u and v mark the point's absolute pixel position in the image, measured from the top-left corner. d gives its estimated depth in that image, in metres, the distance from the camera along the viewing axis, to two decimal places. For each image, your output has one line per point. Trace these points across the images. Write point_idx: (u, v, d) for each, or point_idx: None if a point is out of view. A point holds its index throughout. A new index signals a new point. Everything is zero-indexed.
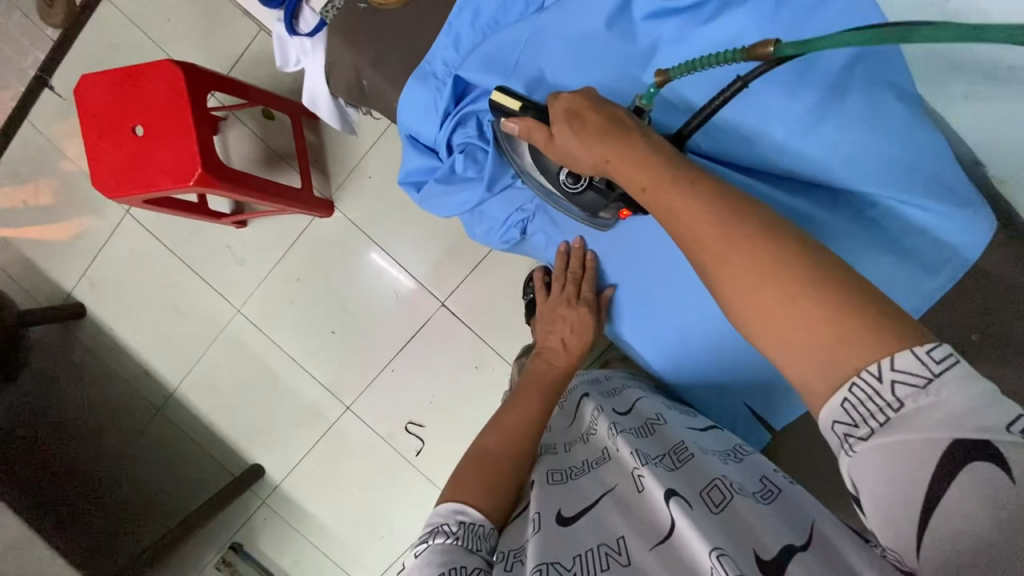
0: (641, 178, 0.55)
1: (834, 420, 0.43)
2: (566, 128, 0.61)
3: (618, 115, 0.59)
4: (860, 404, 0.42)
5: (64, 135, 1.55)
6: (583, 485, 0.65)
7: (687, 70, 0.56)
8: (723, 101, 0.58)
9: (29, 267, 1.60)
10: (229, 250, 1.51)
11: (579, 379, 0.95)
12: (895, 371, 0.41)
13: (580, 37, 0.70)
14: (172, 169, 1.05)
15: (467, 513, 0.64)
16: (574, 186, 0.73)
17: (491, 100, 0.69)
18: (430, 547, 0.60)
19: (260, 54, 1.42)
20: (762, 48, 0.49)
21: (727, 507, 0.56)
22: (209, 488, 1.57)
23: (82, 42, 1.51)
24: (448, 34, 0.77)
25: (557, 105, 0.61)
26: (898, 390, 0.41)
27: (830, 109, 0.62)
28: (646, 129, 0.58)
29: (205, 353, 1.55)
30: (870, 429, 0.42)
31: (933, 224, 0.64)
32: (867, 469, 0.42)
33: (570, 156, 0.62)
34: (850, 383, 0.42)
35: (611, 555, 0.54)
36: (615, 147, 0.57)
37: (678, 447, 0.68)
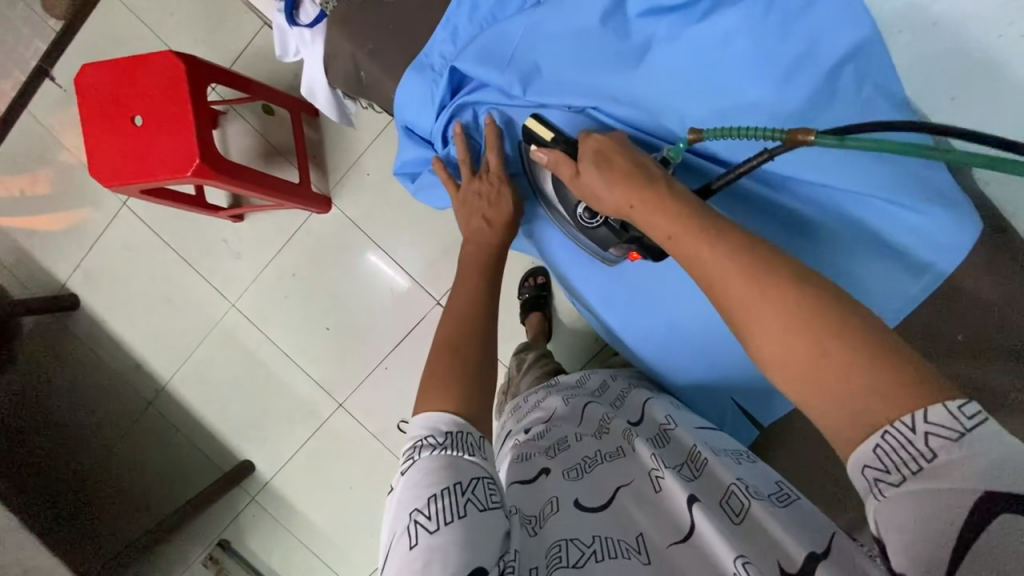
0: (666, 228, 0.56)
1: (863, 463, 0.41)
2: (591, 167, 0.63)
3: (644, 163, 0.61)
4: (892, 450, 0.40)
5: (63, 125, 1.55)
6: (602, 478, 0.65)
7: (721, 134, 0.59)
8: (747, 170, 0.61)
9: (24, 257, 1.60)
10: (225, 244, 1.51)
11: (585, 384, 0.94)
12: (930, 423, 0.39)
13: (576, 32, 0.70)
14: (171, 159, 1.06)
15: (452, 422, 0.58)
16: (591, 222, 0.74)
17: (524, 128, 0.72)
18: (416, 464, 0.55)
19: (262, 49, 1.43)
20: (801, 134, 0.53)
21: (747, 516, 0.56)
22: (197, 485, 1.56)
23: (84, 33, 1.51)
24: (446, 26, 0.77)
25: (587, 144, 0.64)
26: (931, 441, 0.39)
27: (818, 108, 0.63)
28: (670, 178, 0.59)
29: (198, 347, 1.54)
30: (902, 476, 0.39)
31: (919, 225, 0.65)
32: (896, 516, 0.39)
33: (593, 196, 0.64)
34: (882, 431, 0.40)
35: (631, 551, 0.54)
36: (641, 195, 0.58)
37: (694, 453, 0.68)
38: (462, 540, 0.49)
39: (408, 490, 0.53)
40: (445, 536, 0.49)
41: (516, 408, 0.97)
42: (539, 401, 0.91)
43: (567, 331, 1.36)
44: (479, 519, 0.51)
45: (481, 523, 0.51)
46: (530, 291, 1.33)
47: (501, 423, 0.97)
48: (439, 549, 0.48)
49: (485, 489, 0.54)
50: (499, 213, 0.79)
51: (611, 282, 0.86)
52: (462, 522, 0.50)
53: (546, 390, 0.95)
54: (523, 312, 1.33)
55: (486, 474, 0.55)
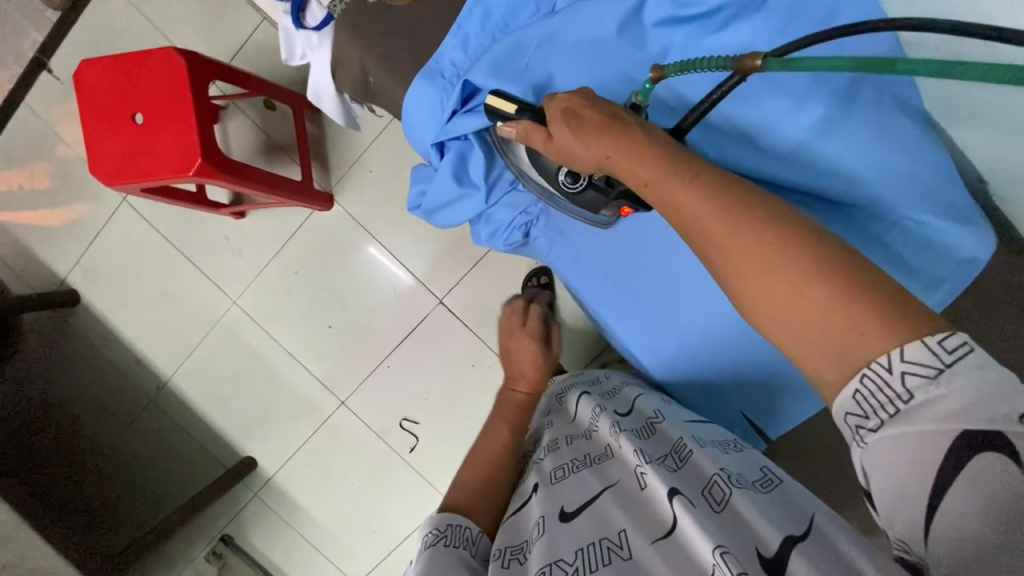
0: (642, 173, 0.52)
1: (846, 411, 0.41)
2: (562, 127, 0.57)
3: (616, 112, 0.55)
4: (871, 395, 0.40)
5: (61, 119, 1.53)
6: (586, 479, 0.65)
7: (683, 69, 0.55)
8: (720, 96, 0.56)
9: (24, 252, 1.59)
10: (227, 241, 1.49)
11: (578, 380, 0.94)
12: (905, 362, 0.39)
13: (592, 43, 0.69)
14: (173, 157, 1.04)
15: (457, 519, 0.66)
16: (574, 186, 0.71)
17: (486, 104, 0.67)
18: (421, 551, 0.61)
19: (263, 44, 1.40)
20: (750, 60, 0.50)
21: (728, 503, 0.55)
22: (201, 481, 1.56)
23: (82, 25, 1.49)
24: (457, 34, 0.76)
25: (553, 105, 0.57)
26: (909, 381, 0.39)
27: (839, 119, 0.63)
28: (645, 123, 0.54)
29: (199, 344, 1.54)
30: (880, 420, 0.40)
31: (933, 235, 0.65)
32: (878, 461, 0.40)
33: (569, 155, 0.58)
34: (860, 374, 0.41)
35: (613, 550, 0.53)
36: (617, 143, 0.53)
37: (679, 444, 0.67)
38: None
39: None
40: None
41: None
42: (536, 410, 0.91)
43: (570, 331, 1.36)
44: None
45: None
46: (534, 291, 1.32)
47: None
48: None
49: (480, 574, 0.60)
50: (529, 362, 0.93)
51: (606, 279, 0.85)
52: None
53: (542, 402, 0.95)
54: None
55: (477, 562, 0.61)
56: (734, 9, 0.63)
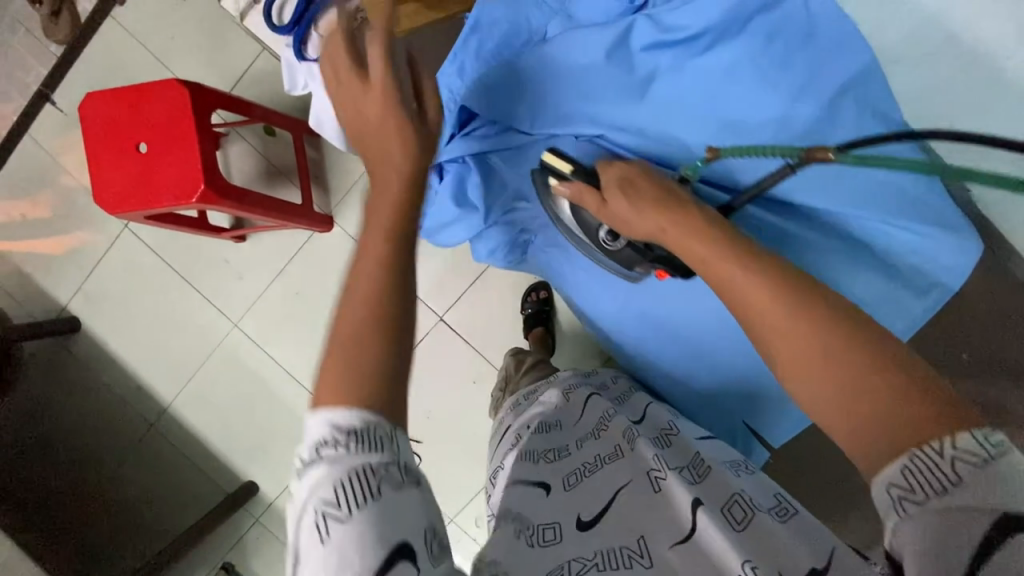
0: (698, 250, 0.56)
1: (890, 481, 0.41)
2: (618, 194, 0.66)
3: (670, 187, 0.63)
4: (920, 472, 0.40)
5: (65, 148, 1.56)
6: (598, 484, 0.64)
7: (739, 152, 0.63)
8: (773, 181, 0.63)
9: (25, 281, 1.60)
10: (228, 264, 1.51)
11: (588, 378, 0.92)
12: (956, 448, 0.39)
13: (583, 68, 0.72)
14: (176, 185, 1.06)
15: (351, 416, 0.46)
16: (612, 244, 0.75)
17: (543, 159, 0.75)
18: (315, 460, 0.45)
19: (263, 73, 1.44)
20: (820, 152, 0.55)
21: (750, 524, 0.53)
22: (201, 507, 1.54)
23: (86, 58, 1.52)
24: (453, 62, 0.77)
25: (609, 173, 0.68)
26: (959, 467, 0.39)
27: (823, 134, 0.65)
28: (696, 200, 0.62)
29: (200, 367, 1.54)
30: (926, 496, 0.39)
31: (921, 245, 0.67)
32: (917, 533, 0.38)
33: (623, 220, 0.67)
34: (910, 454, 0.40)
35: (635, 557, 0.53)
36: (672, 217, 0.60)
37: (697, 459, 0.66)
38: (377, 546, 0.43)
39: (308, 498, 0.45)
40: (357, 552, 0.43)
41: (515, 405, 0.95)
42: (542, 402, 0.87)
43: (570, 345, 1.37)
44: (389, 512, 0.44)
45: (393, 512, 0.44)
46: (533, 307, 1.35)
47: (501, 418, 0.96)
48: (348, 550, 0.43)
49: (407, 475, 0.46)
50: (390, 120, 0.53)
51: (609, 301, 0.87)
52: (379, 532, 0.43)
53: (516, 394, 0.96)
54: (526, 326, 1.34)
55: (402, 458, 0.47)
56: (716, 34, 0.66)
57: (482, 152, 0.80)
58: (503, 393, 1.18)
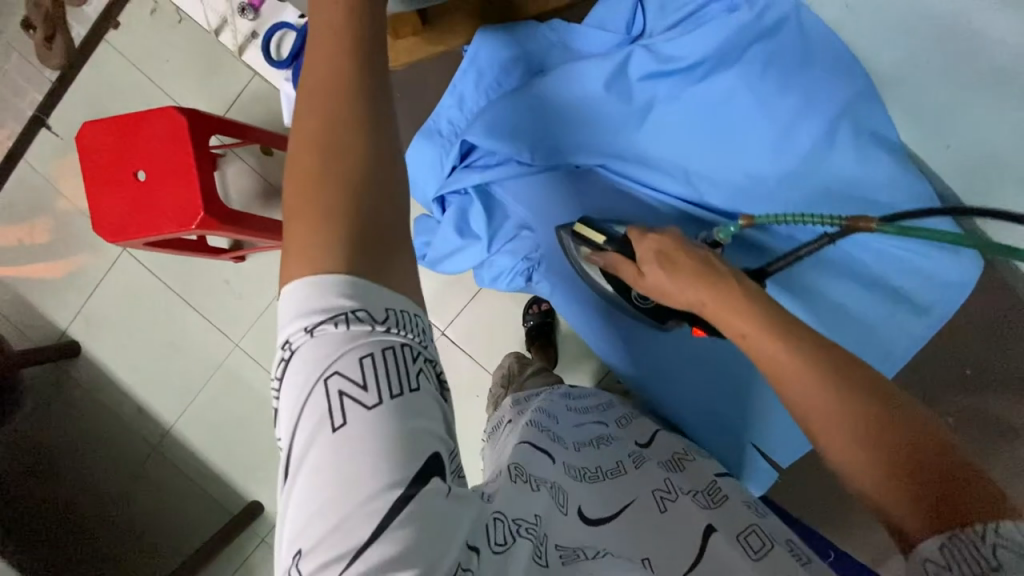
0: (741, 326, 0.58)
1: (925, 554, 0.43)
2: (656, 267, 0.66)
3: (709, 260, 0.63)
4: (959, 550, 0.41)
5: (61, 173, 1.56)
6: (605, 490, 0.62)
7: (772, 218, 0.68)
8: (811, 250, 0.68)
9: (24, 306, 1.59)
10: (227, 284, 1.51)
11: (591, 396, 0.87)
12: (1001, 535, 0.40)
13: (584, 99, 0.76)
14: (175, 212, 1.06)
15: (378, 301, 0.43)
16: (645, 303, 0.78)
17: (574, 231, 0.76)
18: (335, 328, 0.41)
19: (259, 93, 1.44)
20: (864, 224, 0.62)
21: (767, 554, 0.56)
22: (205, 529, 1.53)
23: (80, 82, 1.52)
24: (453, 94, 0.79)
25: (646, 244, 0.68)
26: (999, 553, 0.40)
27: (817, 158, 0.70)
28: (736, 271, 0.62)
29: (202, 388, 1.53)
30: (962, 573, 0.40)
31: (919, 263, 0.72)
32: None
33: (660, 291, 0.67)
34: (950, 533, 0.42)
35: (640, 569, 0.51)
36: (712, 291, 0.61)
37: (713, 485, 0.68)
38: (404, 446, 0.41)
39: (326, 367, 0.41)
40: (384, 445, 0.40)
41: (516, 400, 0.90)
42: (543, 398, 0.83)
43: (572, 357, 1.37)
44: (416, 410, 0.42)
45: (421, 412, 0.42)
46: (534, 319, 1.35)
47: (500, 413, 0.90)
48: (367, 435, 0.40)
49: (436, 381, 0.45)
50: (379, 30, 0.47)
51: (611, 323, 0.87)
52: (411, 427, 0.41)
53: (506, 403, 0.93)
54: (528, 339, 1.35)
55: (434, 357, 0.45)
56: (710, 64, 0.71)
57: (483, 182, 0.80)
58: (504, 390, 1.17)
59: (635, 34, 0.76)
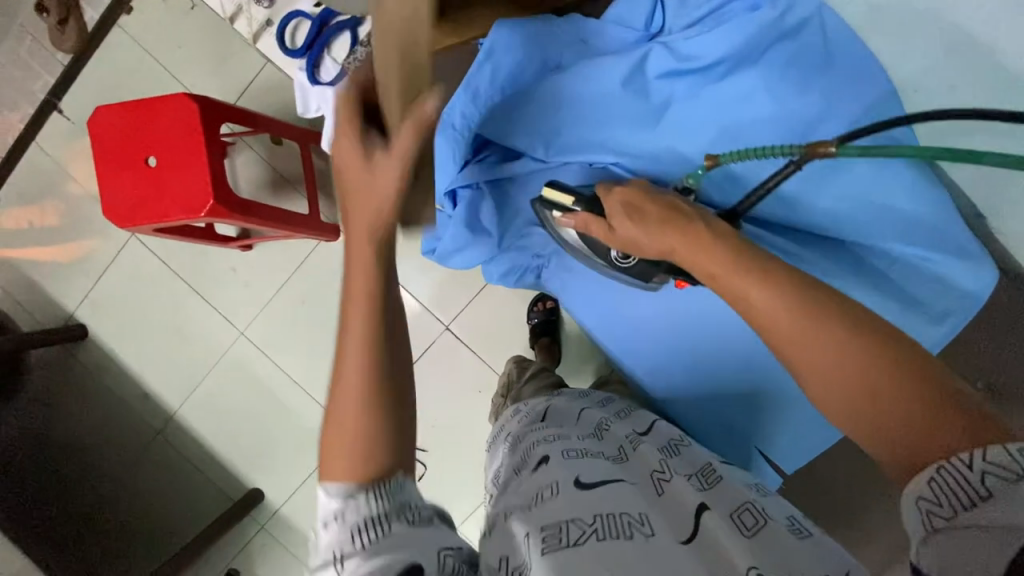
0: (709, 267, 0.53)
1: (918, 494, 0.40)
2: (624, 219, 0.63)
3: (676, 205, 0.60)
4: (948, 486, 0.38)
5: (72, 157, 1.56)
6: (602, 464, 0.62)
7: (738, 157, 0.62)
8: (777, 181, 0.61)
9: (32, 288, 1.60)
10: (234, 273, 1.51)
11: (590, 396, 0.89)
12: (987, 461, 0.37)
13: (600, 96, 0.74)
14: (186, 199, 1.06)
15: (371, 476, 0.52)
16: (625, 261, 0.74)
17: (543, 196, 0.75)
18: (336, 517, 0.50)
19: (270, 82, 1.44)
20: (821, 147, 0.55)
21: (760, 531, 0.52)
22: (206, 514, 1.55)
23: (93, 67, 1.52)
24: (466, 88, 0.72)
25: (613, 199, 0.65)
26: (989, 481, 0.37)
27: (840, 163, 0.67)
28: (704, 213, 0.58)
29: (207, 375, 1.54)
30: (954, 510, 0.37)
31: (935, 269, 0.69)
32: (946, 549, 0.36)
33: (631, 244, 0.64)
34: (938, 465, 0.40)
35: (634, 525, 0.51)
36: (678, 237, 0.57)
37: (707, 467, 0.66)
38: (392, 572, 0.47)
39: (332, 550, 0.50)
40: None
41: (516, 411, 0.90)
42: (553, 397, 0.87)
43: (577, 355, 1.37)
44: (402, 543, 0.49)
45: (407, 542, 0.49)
46: (539, 316, 1.34)
47: (499, 425, 0.90)
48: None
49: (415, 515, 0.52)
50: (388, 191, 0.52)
51: (611, 312, 0.87)
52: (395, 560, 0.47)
53: (507, 413, 0.95)
54: (532, 336, 1.35)
55: (414, 501, 0.53)
56: (729, 64, 0.70)
57: (495, 178, 0.80)
58: (504, 398, 1.18)
59: (653, 31, 0.74)
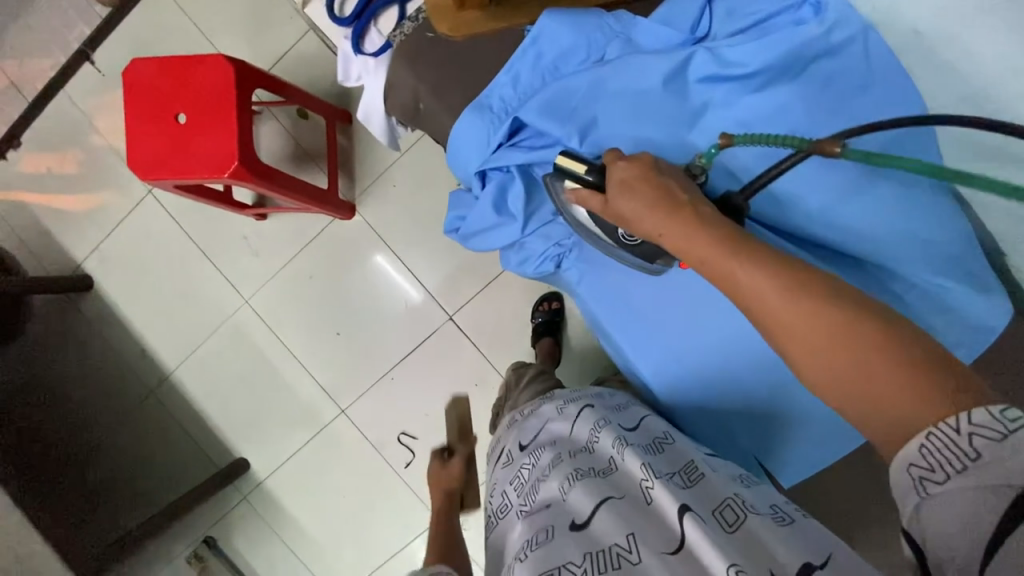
0: (701, 255, 0.54)
1: (909, 461, 0.41)
2: (619, 198, 0.62)
3: (670, 188, 0.59)
4: (937, 450, 0.40)
5: (99, 109, 1.57)
6: (590, 486, 0.65)
7: (751, 141, 0.63)
8: (780, 172, 0.61)
9: (42, 234, 1.61)
10: (246, 240, 1.52)
11: (581, 394, 0.88)
12: (973, 424, 0.39)
13: (639, 92, 0.76)
14: (211, 159, 1.07)
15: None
16: (631, 240, 0.73)
17: (556, 163, 0.72)
18: None
19: (304, 56, 1.45)
20: (829, 145, 0.56)
21: (741, 527, 0.55)
22: (191, 478, 1.55)
23: (130, 23, 1.54)
24: (508, 72, 0.80)
25: (614, 174, 0.63)
26: (975, 442, 0.39)
27: (868, 182, 0.68)
28: (698, 202, 0.58)
29: (207, 340, 1.54)
30: (946, 475, 0.40)
31: (953, 300, 0.70)
32: (940, 513, 0.39)
33: (625, 221, 0.63)
34: (927, 432, 0.41)
35: (622, 554, 0.55)
36: (669, 221, 0.57)
37: (689, 466, 0.67)
38: None
39: None
40: None
41: (513, 422, 0.93)
42: (548, 403, 0.88)
43: (577, 359, 1.38)
44: None
45: None
46: (544, 316, 1.35)
47: (498, 439, 0.93)
48: None
49: None
50: (449, 481, 1.01)
51: (625, 303, 0.83)
52: None
53: (507, 420, 0.97)
54: (534, 335, 1.34)
55: None
56: (771, 75, 0.71)
57: (527, 163, 0.81)
58: (502, 407, 1.15)
59: (699, 35, 0.76)
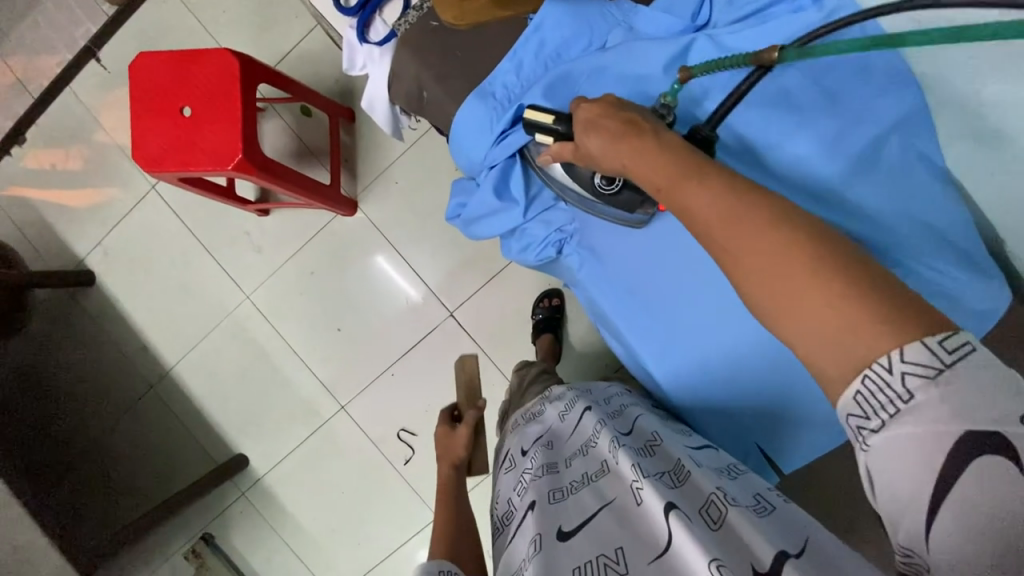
0: (656, 178, 0.53)
1: (847, 412, 0.41)
2: (587, 136, 0.62)
3: (635, 121, 0.58)
4: (871, 395, 0.40)
5: (104, 106, 1.59)
6: (583, 500, 0.65)
7: (708, 68, 0.67)
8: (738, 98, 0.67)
9: (45, 229, 1.62)
10: (247, 236, 1.52)
11: (590, 394, 0.91)
12: (905, 362, 0.39)
13: (640, 78, 0.76)
14: (215, 151, 1.08)
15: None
16: (609, 188, 0.76)
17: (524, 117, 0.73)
18: None
19: (308, 53, 1.47)
20: (769, 53, 0.61)
21: (724, 524, 0.54)
22: (189, 475, 1.55)
23: (137, 20, 1.56)
24: (512, 59, 0.81)
25: (579, 114, 0.63)
26: (909, 382, 0.39)
27: (863, 167, 0.70)
28: (660, 129, 0.57)
29: (207, 336, 1.55)
30: (881, 421, 0.40)
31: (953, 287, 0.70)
32: (885, 464, 0.40)
33: (595, 161, 0.63)
34: (862, 375, 0.40)
35: (609, 565, 0.55)
36: (630, 151, 0.57)
37: (678, 465, 0.66)
38: None
39: None
40: None
41: (514, 427, 0.96)
42: (552, 408, 0.90)
43: (577, 355, 1.38)
44: None
45: None
46: (544, 312, 1.35)
47: (503, 443, 0.95)
48: None
49: None
50: (460, 444, 1.02)
51: (625, 290, 0.84)
52: None
53: (516, 418, 0.99)
54: (534, 331, 1.35)
55: None
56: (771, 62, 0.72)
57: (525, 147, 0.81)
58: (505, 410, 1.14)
59: (700, 23, 0.77)
